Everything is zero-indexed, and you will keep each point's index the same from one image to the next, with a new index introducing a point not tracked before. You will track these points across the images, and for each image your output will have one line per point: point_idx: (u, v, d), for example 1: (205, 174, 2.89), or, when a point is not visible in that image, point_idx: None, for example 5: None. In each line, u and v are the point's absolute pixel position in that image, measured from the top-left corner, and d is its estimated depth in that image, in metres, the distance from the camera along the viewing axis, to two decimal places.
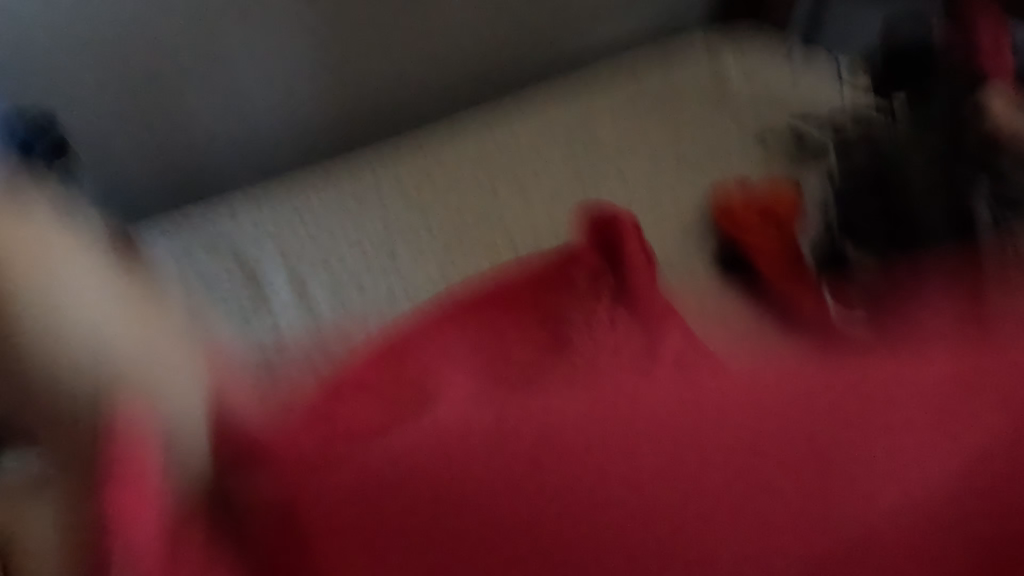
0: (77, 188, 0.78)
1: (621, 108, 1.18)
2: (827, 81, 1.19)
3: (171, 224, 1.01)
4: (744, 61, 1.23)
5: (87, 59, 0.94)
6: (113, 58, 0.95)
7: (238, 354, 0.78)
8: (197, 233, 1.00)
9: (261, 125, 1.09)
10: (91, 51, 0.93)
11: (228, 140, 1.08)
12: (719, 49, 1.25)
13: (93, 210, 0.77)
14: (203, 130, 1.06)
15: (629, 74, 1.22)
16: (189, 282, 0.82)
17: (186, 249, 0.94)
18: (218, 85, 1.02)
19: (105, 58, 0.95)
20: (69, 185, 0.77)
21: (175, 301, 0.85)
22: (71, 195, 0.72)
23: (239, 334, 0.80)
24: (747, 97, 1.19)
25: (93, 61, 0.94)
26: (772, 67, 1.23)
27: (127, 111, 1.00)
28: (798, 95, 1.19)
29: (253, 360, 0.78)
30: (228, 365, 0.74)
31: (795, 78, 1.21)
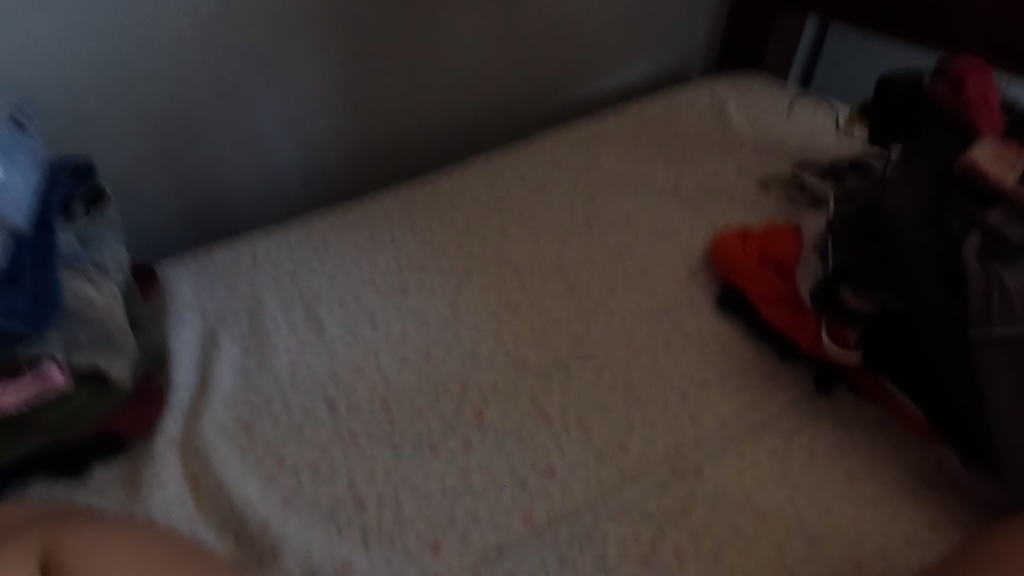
0: (111, 232, 0.77)
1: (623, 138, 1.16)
2: (823, 121, 1.21)
3: (197, 260, 0.94)
4: (742, 101, 1.26)
5: (107, 97, 0.88)
6: (131, 91, 0.89)
7: (263, 399, 0.77)
8: (209, 271, 0.93)
9: (288, 164, 1.08)
10: (112, 87, 0.88)
11: (254, 179, 1.07)
12: (717, 91, 1.28)
13: (124, 256, 0.77)
14: (232, 170, 1.04)
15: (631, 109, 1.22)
16: (203, 320, 0.86)
17: (205, 290, 0.90)
18: (246, 124, 1.01)
19: (121, 90, 0.89)
20: (100, 229, 0.76)
21: (194, 348, 0.82)
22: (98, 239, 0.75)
23: (264, 380, 0.79)
24: (750, 133, 1.17)
25: (117, 98, 0.89)
26: (768, 106, 1.25)
27: (147, 147, 0.94)
28: (796, 130, 1.19)
29: (279, 408, 0.76)
30: (242, 403, 0.76)
31: (791, 116, 1.22)
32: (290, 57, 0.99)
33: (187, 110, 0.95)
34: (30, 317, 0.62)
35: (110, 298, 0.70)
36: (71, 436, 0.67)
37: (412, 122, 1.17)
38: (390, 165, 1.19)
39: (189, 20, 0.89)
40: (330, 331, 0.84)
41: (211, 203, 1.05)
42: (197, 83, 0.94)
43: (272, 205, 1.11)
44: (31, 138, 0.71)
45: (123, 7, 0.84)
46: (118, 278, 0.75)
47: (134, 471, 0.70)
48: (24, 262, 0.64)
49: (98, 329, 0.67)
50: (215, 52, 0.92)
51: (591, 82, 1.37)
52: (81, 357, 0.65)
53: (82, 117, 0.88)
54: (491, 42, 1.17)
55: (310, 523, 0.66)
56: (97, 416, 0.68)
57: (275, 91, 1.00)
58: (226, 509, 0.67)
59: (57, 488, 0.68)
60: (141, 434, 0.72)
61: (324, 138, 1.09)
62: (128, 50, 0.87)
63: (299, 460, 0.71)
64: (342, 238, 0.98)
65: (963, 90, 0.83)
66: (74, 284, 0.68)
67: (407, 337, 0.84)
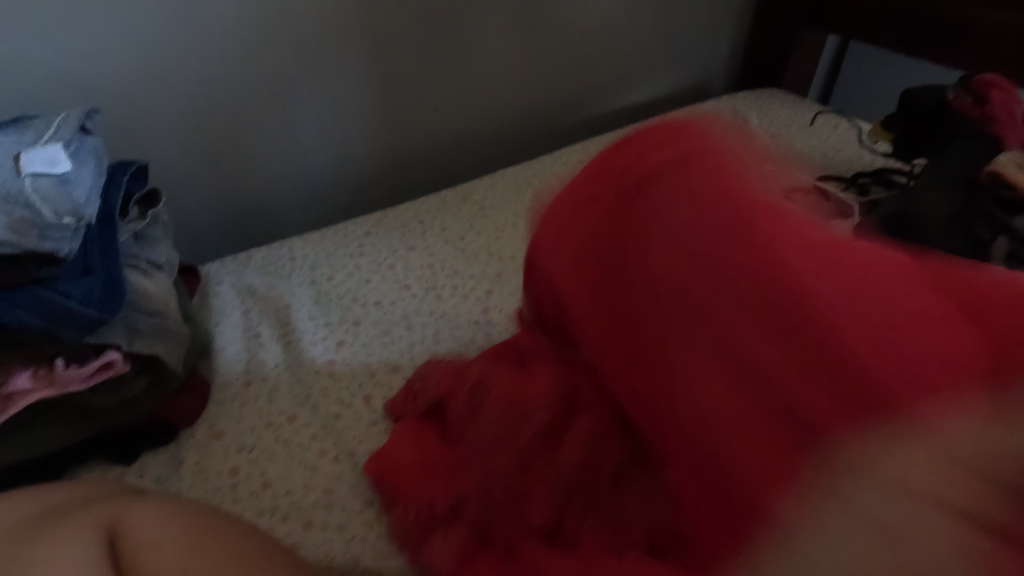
0: (159, 230, 0.82)
1: None
2: (846, 134, 1.23)
3: (238, 257, 0.99)
4: (764, 115, 1.29)
5: (165, 103, 0.95)
6: (185, 97, 0.96)
7: (303, 388, 0.80)
8: (250, 267, 0.98)
9: (325, 169, 1.13)
10: (169, 93, 0.94)
11: (291, 184, 1.11)
12: (738, 107, 1.32)
13: (172, 254, 0.81)
14: (273, 174, 1.09)
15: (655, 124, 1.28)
16: (247, 318, 0.90)
17: (245, 284, 0.94)
18: (290, 129, 1.06)
19: (176, 96, 0.95)
20: (151, 226, 0.80)
21: (238, 338, 0.86)
22: (150, 237, 0.80)
23: (304, 369, 0.82)
24: (772, 144, 1.21)
25: (172, 105, 0.95)
26: (790, 121, 1.28)
27: (199, 151, 1.00)
28: (819, 142, 1.21)
29: (318, 398, 0.79)
30: (284, 398, 0.79)
31: (813, 129, 1.25)
32: (333, 66, 1.04)
33: (236, 116, 1.01)
34: (104, 303, 0.65)
35: (163, 288, 0.74)
36: (126, 421, 0.71)
37: (444, 134, 1.21)
38: (420, 173, 1.23)
39: (243, 30, 0.95)
40: (367, 329, 0.88)
41: (253, 206, 1.10)
42: (247, 89, 0.99)
43: (309, 210, 1.16)
44: (94, 139, 0.75)
45: (180, 19, 0.90)
46: (169, 274, 0.79)
47: (181, 455, 0.73)
48: (93, 254, 0.67)
49: (156, 315, 0.71)
50: (266, 61, 0.98)
51: (617, 96, 1.41)
52: (143, 344, 0.68)
53: (139, 121, 0.94)
54: (522, 55, 1.21)
55: (350, 509, 0.68)
56: (151, 402, 0.71)
57: (319, 97, 1.05)
58: (268, 495, 0.70)
59: (110, 471, 0.71)
60: (188, 422, 0.76)
61: (360, 144, 1.13)
62: (184, 58, 0.93)
63: (338, 449, 0.74)
64: (378, 237, 1.02)
65: (987, 103, 0.84)
66: (134, 277, 0.72)
67: (441, 337, 0.86)
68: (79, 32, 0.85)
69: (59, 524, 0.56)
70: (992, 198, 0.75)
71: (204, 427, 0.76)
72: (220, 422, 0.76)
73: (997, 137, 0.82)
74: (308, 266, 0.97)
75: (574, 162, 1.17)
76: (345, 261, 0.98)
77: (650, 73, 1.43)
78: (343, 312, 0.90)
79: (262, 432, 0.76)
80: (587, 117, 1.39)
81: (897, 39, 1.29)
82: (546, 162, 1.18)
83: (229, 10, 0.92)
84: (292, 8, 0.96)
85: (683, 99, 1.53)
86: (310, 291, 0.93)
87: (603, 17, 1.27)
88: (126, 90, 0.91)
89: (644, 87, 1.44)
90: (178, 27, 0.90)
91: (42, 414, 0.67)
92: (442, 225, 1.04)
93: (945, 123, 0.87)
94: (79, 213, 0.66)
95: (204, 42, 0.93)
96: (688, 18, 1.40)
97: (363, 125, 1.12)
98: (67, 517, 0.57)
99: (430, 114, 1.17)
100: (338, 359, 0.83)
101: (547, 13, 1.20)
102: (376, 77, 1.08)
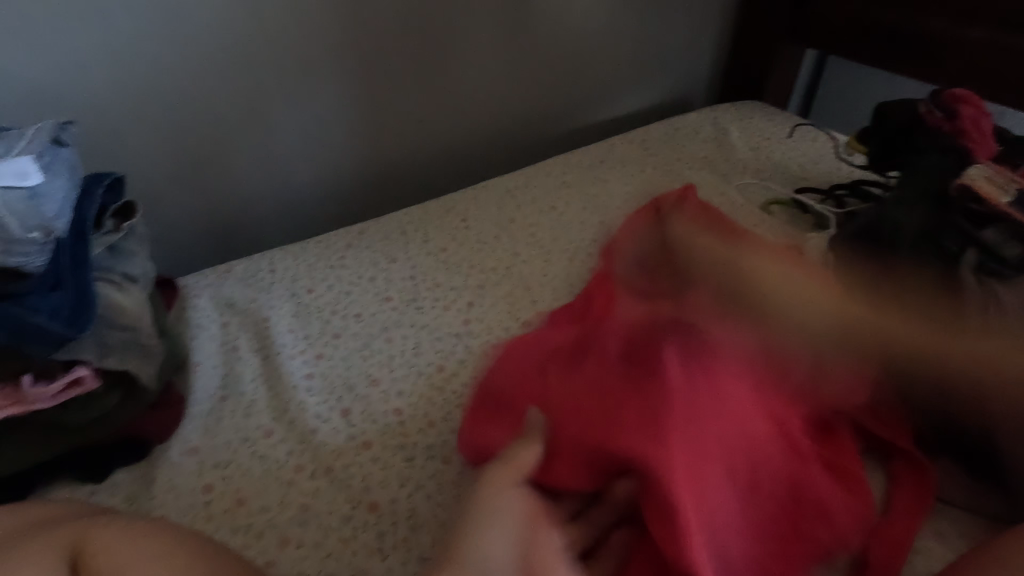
0: (135, 243, 0.81)
1: (630, 162, 1.22)
2: (824, 145, 1.25)
3: (216, 270, 0.98)
4: (743, 127, 1.31)
5: (145, 116, 0.94)
6: (164, 110, 0.95)
7: (281, 403, 0.79)
8: (229, 279, 0.97)
9: (306, 181, 1.12)
10: (147, 106, 0.94)
11: (272, 196, 1.11)
12: (719, 119, 1.34)
13: (148, 266, 0.80)
14: (254, 186, 1.08)
15: (636, 135, 1.30)
16: (226, 331, 0.89)
17: (223, 297, 0.93)
18: (271, 141, 1.05)
19: (155, 108, 0.94)
20: (126, 239, 0.79)
21: (215, 352, 0.85)
22: (125, 249, 0.78)
23: (281, 382, 0.81)
24: (752, 156, 1.23)
25: (151, 118, 0.95)
26: (769, 133, 1.30)
27: (179, 164, 1.00)
28: (798, 154, 1.23)
29: (295, 411, 0.78)
30: (261, 411, 0.78)
31: (791, 141, 1.27)
32: (313, 78, 1.04)
33: (216, 131, 1.00)
34: (72, 319, 0.64)
35: (137, 301, 0.73)
36: (96, 439, 0.70)
37: (427, 146, 1.21)
38: (403, 186, 1.23)
39: (222, 43, 0.94)
40: (346, 343, 0.87)
41: (233, 219, 1.09)
42: (228, 101, 0.99)
43: (290, 223, 1.15)
44: (67, 151, 0.74)
45: (159, 33, 0.90)
46: (144, 287, 0.78)
47: (153, 472, 0.72)
48: (63, 269, 0.66)
49: (127, 330, 0.70)
50: (245, 73, 0.98)
51: (598, 110, 1.42)
52: (114, 361, 0.67)
53: (118, 133, 0.94)
54: (503, 68, 1.22)
55: (326, 526, 0.67)
56: (123, 418, 0.70)
57: (300, 109, 1.05)
58: (242, 513, 0.68)
59: (80, 489, 0.70)
60: (163, 437, 0.74)
61: (342, 155, 1.13)
62: (164, 71, 0.93)
63: (316, 465, 0.73)
64: (360, 249, 1.01)
65: (957, 117, 0.86)
66: (106, 291, 0.71)
67: (420, 350, 0.86)
68: (55, 47, 0.85)
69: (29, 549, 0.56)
70: (965, 211, 0.76)
71: (177, 442, 0.74)
72: (194, 438, 0.75)
73: (968, 149, 0.83)
74: (288, 278, 0.97)
75: (556, 174, 1.18)
76: (326, 273, 0.97)
77: (633, 88, 1.44)
78: (323, 325, 0.89)
79: (237, 448, 0.74)
80: (567, 130, 1.40)
81: (869, 54, 1.31)
82: (527, 175, 1.18)
83: (206, 23, 0.92)
84: (275, 22, 0.97)
85: (665, 111, 1.55)
86: (290, 303, 0.92)
87: (585, 31, 1.29)
88: (105, 103, 0.91)
89: (625, 99, 1.45)
90: (156, 40, 0.90)
91: (10, 432, 0.65)
92: (424, 236, 1.04)
93: (917, 137, 0.88)
94: (47, 227, 0.67)
95: (185, 56, 0.93)
96: (670, 32, 1.42)
97: (346, 140, 1.12)
98: (34, 534, 0.58)
99: (412, 128, 1.18)
100: (317, 372, 0.83)
101: (528, 26, 1.21)
102: (360, 91, 1.09)
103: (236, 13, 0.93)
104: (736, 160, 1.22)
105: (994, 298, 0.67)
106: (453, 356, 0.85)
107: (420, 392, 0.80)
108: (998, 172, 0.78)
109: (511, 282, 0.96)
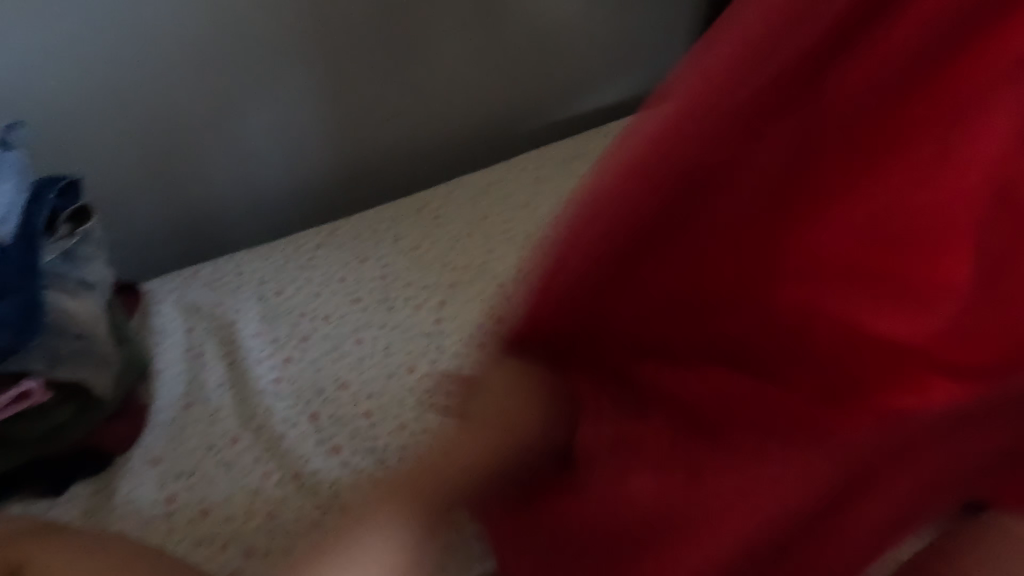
0: (93, 247, 0.78)
1: (606, 156, 1.22)
2: None
3: (182, 275, 0.95)
4: None
5: (102, 114, 0.91)
6: (122, 108, 0.92)
7: (247, 410, 0.77)
8: (194, 284, 0.94)
9: (277, 181, 1.10)
10: (103, 104, 0.91)
11: (241, 196, 1.08)
12: None
13: (106, 271, 0.78)
14: (221, 187, 1.06)
15: (613, 128, 1.29)
16: (192, 336, 0.86)
17: (189, 301, 0.91)
18: (237, 139, 1.03)
19: (113, 107, 0.92)
20: (83, 243, 0.76)
21: (180, 359, 0.83)
22: (80, 254, 0.76)
23: (246, 388, 0.79)
24: None
25: (109, 116, 0.92)
26: None
27: (142, 165, 0.97)
28: None
29: (261, 418, 0.76)
30: (226, 418, 0.77)
31: None
32: (278, 73, 1.01)
33: (177, 130, 0.98)
34: (19, 329, 0.61)
35: (91, 310, 0.70)
36: (52, 452, 0.68)
37: (400, 143, 1.19)
38: (377, 183, 1.21)
39: (182, 39, 0.92)
40: (316, 345, 0.85)
41: (201, 220, 1.07)
42: (189, 98, 0.96)
43: (258, 222, 1.13)
44: (15, 153, 0.71)
45: (112, 29, 0.87)
46: (102, 293, 0.75)
47: (113, 484, 0.70)
48: (9, 278, 0.64)
49: (79, 339, 0.67)
50: (205, 69, 0.95)
51: (574, 103, 1.41)
52: (66, 370, 0.65)
53: (74, 134, 0.91)
54: (475, 62, 1.20)
55: (294, 534, 0.66)
56: (80, 428, 0.69)
57: (266, 106, 1.03)
58: (207, 522, 0.67)
59: (36, 504, 0.68)
60: (124, 448, 0.72)
61: (312, 151, 1.11)
62: (120, 69, 0.90)
63: (284, 472, 0.71)
64: (330, 250, 0.99)
65: None
66: (58, 299, 0.68)
67: (393, 351, 0.84)
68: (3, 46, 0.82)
69: None
70: None
71: (140, 451, 0.73)
72: (156, 448, 0.73)
73: None
74: (256, 280, 0.94)
75: (530, 169, 1.17)
76: (295, 274, 0.95)
77: (608, 82, 1.43)
78: (292, 327, 0.87)
79: (201, 456, 0.73)
80: (544, 124, 1.39)
81: None
82: (501, 171, 1.17)
83: (162, 19, 0.89)
84: (237, 16, 0.94)
85: (642, 103, 1.54)
86: (257, 306, 0.90)
87: (557, 24, 1.27)
88: (59, 104, 0.88)
89: (602, 92, 1.44)
90: (110, 37, 0.87)
91: None
92: (397, 235, 1.03)
93: None
94: None
95: (143, 53, 0.90)
96: (645, 23, 1.41)
97: (314, 137, 1.10)
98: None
99: (383, 124, 1.16)
100: (285, 377, 0.81)
101: (499, 19, 1.19)
102: (326, 87, 1.06)
103: (194, 6, 0.91)
104: None
105: None
106: (424, 356, 0.83)
107: (393, 394, 0.79)
108: None
109: (484, 280, 0.95)
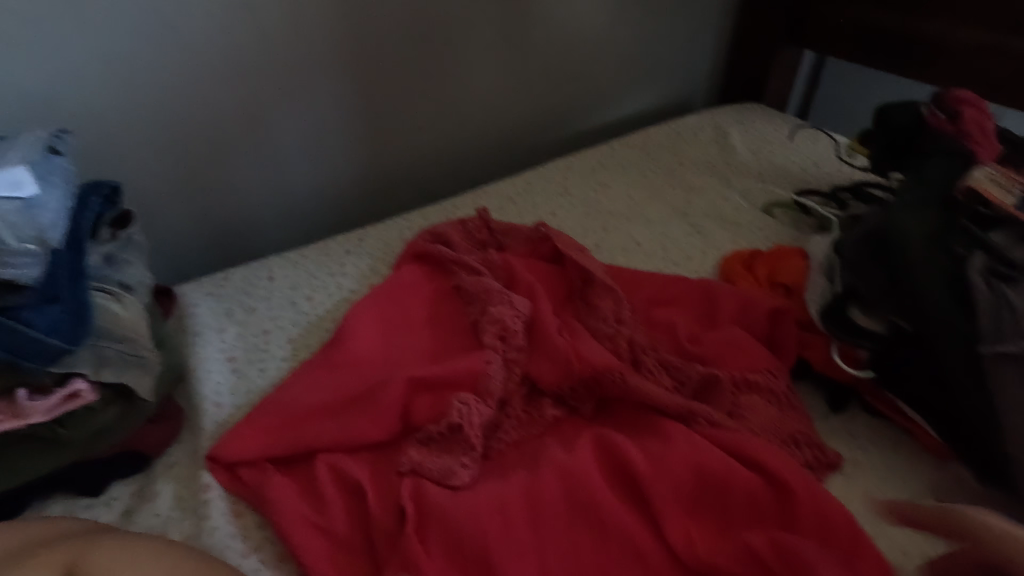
0: (133, 251, 0.79)
1: (630, 165, 1.22)
2: (824, 148, 1.24)
3: (214, 280, 0.96)
4: (744, 129, 1.31)
5: (127, 107, 0.91)
6: (151, 99, 0.92)
7: None
8: (227, 289, 0.95)
9: (309, 188, 1.12)
10: (139, 94, 0.91)
11: (273, 202, 1.10)
12: (719, 121, 1.34)
13: (146, 274, 0.79)
14: (250, 189, 1.06)
15: (637, 138, 1.29)
16: (226, 340, 0.87)
17: (223, 306, 0.92)
18: (269, 149, 1.04)
19: (143, 103, 0.92)
20: (123, 248, 0.78)
21: (217, 359, 0.84)
22: (122, 258, 0.77)
23: None
24: (752, 161, 1.22)
25: (135, 112, 0.92)
26: (771, 135, 1.29)
27: (178, 169, 0.99)
28: (800, 157, 1.22)
29: None
30: None
31: (792, 144, 1.26)
32: (305, 73, 1.01)
33: (212, 129, 0.98)
34: (70, 334, 0.62)
35: (134, 314, 0.72)
36: (94, 454, 0.68)
37: (433, 152, 1.22)
38: (404, 196, 1.23)
39: (236, 50, 0.94)
40: None
41: (224, 226, 1.07)
42: (224, 102, 0.97)
43: (290, 232, 1.15)
44: (63, 160, 0.73)
45: (138, 21, 0.86)
46: (142, 296, 0.77)
47: (150, 486, 0.71)
48: (61, 281, 0.64)
49: (124, 344, 0.68)
50: (243, 76, 0.97)
51: (595, 115, 1.41)
52: (111, 374, 0.66)
53: (115, 150, 0.93)
54: (502, 74, 1.22)
55: None
56: (119, 433, 0.69)
57: (298, 113, 1.04)
58: (243, 523, 0.67)
59: (75, 504, 0.68)
60: (159, 452, 0.73)
61: (346, 156, 1.13)
62: (148, 83, 0.91)
63: None
64: (362, 254, 1.02)
65: (961, 119, 0.85)
66: (103, 303, 0.70)
67: None
68: (41, 39, 0.82)
69: (30, 558, 0.52)
70: (970, 214, 0.73)
71: (180, 456, 0.73)
72: (192, 452, 0.74)
73: (972, 155, 0.81)
74: (287, 285, 0.96)
75: (556, 179, 1.17)
76: (325, 281, 0.97)
77: (634, 87, 1.43)
78: (325, 333, 0.88)
79: None
80: (566, 134, 1.39)
81: (868, 57, 1.30)
82: (527, 179, 1.17)
83: (214, 29, 0.91)
84: (262, 22, 0.94)
85: (665, 115, 1.55)
86: (289, 311, 0.92)
87: (581, 37, 1.28)
88: (100, 107, 0.89)
89: (624, 104, 1.45)
90: (155, 31, 0.88)
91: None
92: None
93: (919, 144, 0.87)
94: (42, 238, 0.64)
95: (167, 68, 0.91)
96: (668, 37, 1.41)
97: (343, 150, 1.12)
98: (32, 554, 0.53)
99: (412, 133, 1.17)
100: None
101: (529, 35, 1.21)
102: (356, 92, 1.07)
103: (229, 20, 0.92)
104: (737, 165, 1.21)
105: (1004, 304, 0.64)
106: None
107: None
108: (1003, 172, 0.75)
109: None
